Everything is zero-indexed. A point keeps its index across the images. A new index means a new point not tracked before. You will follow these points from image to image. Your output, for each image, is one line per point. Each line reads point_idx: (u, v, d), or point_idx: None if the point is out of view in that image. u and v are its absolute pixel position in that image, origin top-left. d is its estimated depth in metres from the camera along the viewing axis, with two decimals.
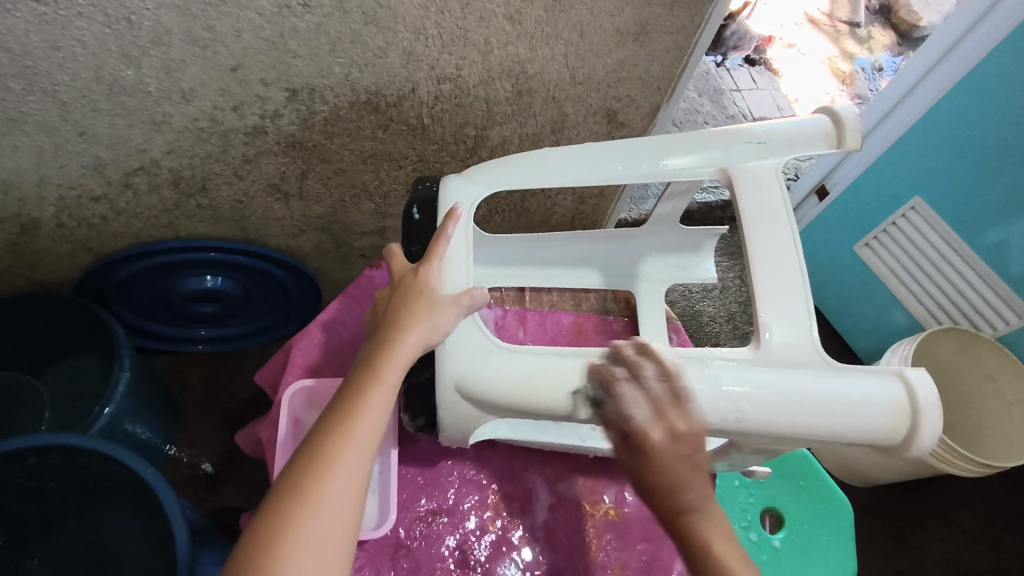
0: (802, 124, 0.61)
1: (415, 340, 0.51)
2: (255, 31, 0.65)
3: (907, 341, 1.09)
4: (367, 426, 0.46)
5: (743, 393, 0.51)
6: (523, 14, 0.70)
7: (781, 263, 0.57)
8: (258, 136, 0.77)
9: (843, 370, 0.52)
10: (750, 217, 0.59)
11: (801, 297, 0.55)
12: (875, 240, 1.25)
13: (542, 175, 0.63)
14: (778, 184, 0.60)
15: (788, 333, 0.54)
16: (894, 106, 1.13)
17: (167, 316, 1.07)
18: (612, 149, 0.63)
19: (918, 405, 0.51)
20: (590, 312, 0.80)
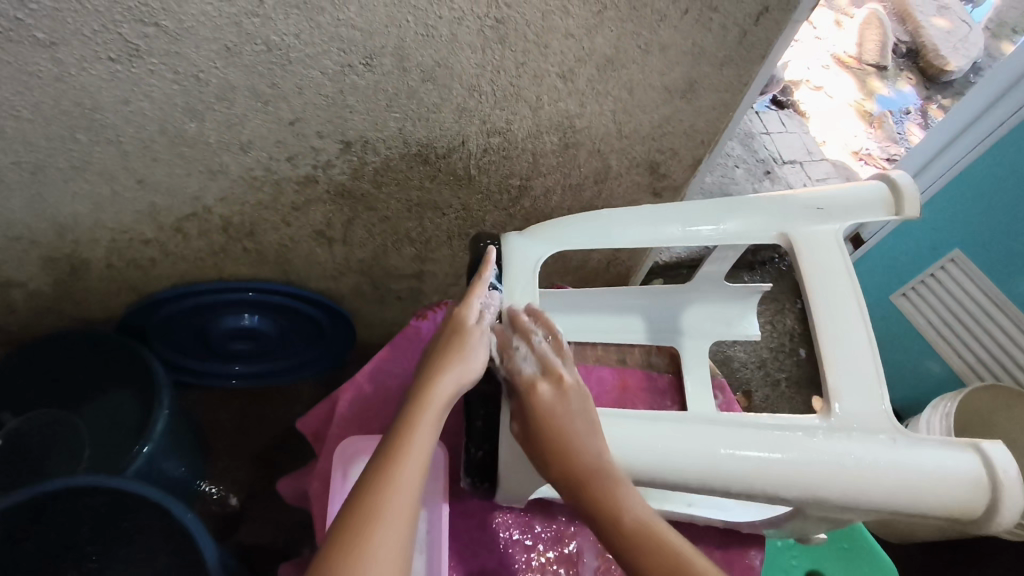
0: (858, 190, 0.61)
1: (448, 383, 0.54)
2: (316, 88, 0.66)
3: (949, 398, 1.06)
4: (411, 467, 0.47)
5: (818, 462, 0.50)
6: (575, 72, 0.71)
7: (847, 335, 0.56)
8: (309, 185, 0.79)
9: (919, 441, 0.51)
10: (813, 288, 0.59)
11: (871, 370, 0.55)
12: (912, 290, 1.24)
13: (605, 235, 0.63)
14: (838, 249, 0.60)
15: (859, 403, 0.53)
16: (932, 158, 1.14)
17: (205, 354, 1.08)
18: (670, 209, 0.63)
19: (998, 479, 0.50)
20: (635, 368, 0.79)
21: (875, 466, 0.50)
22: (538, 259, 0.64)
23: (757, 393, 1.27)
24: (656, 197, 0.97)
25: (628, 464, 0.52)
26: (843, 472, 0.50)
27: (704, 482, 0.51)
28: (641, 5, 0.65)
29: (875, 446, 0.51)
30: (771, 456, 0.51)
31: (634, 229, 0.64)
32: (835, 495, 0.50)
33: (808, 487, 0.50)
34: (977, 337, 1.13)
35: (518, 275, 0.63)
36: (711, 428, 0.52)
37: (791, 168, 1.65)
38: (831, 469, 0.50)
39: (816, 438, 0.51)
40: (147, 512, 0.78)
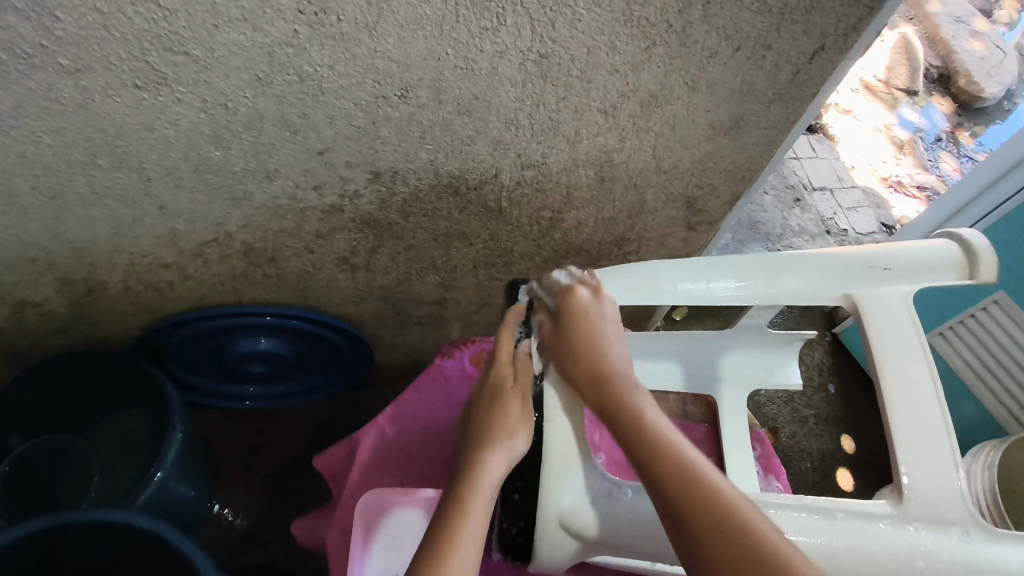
0: (930, 250, 0.57)
1: (493, 464, 0.51)
2: (348, 118, 0.63)
3: (992, 447, 1.01)
4: (456, 565, 0.42)
5: (883, 553, 0.47)
6: (617, 108, 0.68)
7: (921, 407, 0.51)
8: (334, 214, 0.76)
9: (997, 534, 0.47)
10: (881, 353, 0.53)
11: (947, 446, 0.49)
12: (950, 330, 1.19)
13: (653, 291, 0.60)
14: (908, 312, 0.55)
15: (935, 483, 0.48)
16: (997, 180, 1.09)
17: (220, 376, 1.05)
18: (724, 264, 0.60)
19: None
20: (671, 417, 0.75)
21: (945, 557, 0.46)
22: None
23: (783, 431, 1.23)
24: (690, 231, 0.93)
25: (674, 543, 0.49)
26: (911, 561, 0.46)
27: None
28: (692, 41, 0.61)
29: (948, 536, 0.47)
30: (829, 542, 0.47)
31: (685, 285, 0.61)
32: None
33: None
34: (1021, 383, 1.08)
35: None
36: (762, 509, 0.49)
37: (821, 194, 1.61)
38: (897, 561, 0.46)
39: (879, 523, 0.48)
40: (155, 548, 0.75)
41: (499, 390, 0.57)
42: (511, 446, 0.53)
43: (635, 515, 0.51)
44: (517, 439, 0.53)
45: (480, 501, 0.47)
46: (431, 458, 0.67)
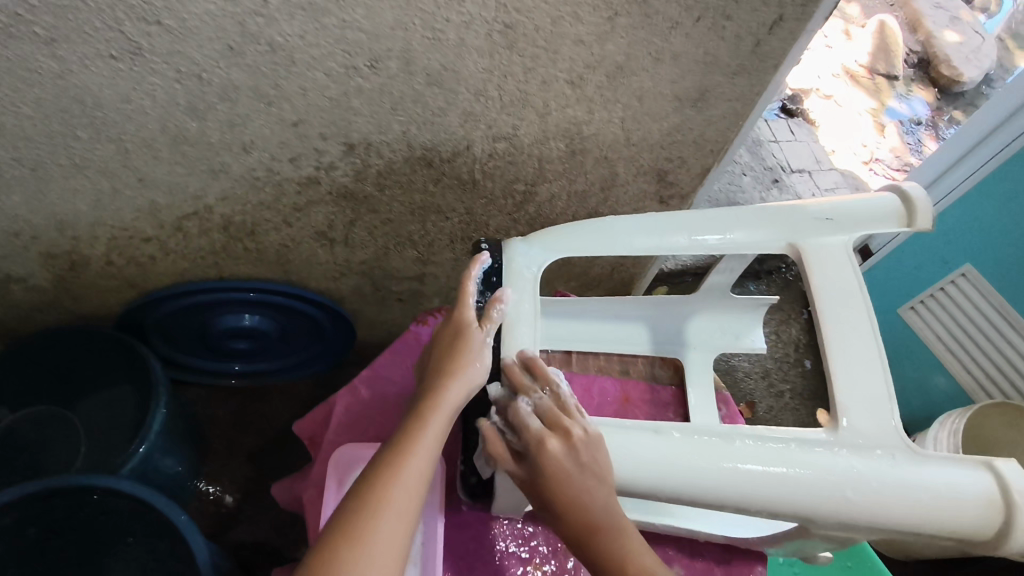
0: (869, 202, 0.60)
1: (456, 392, 0.53)
2: (320, 89, 0.65)
3: (957, 414, 1.04)
4: (412, 471, 0.47)
5: (824, 478, 0.49)
6: (584, 79, 0.70)
7: (858, 346, 0.54)
8: (311, 186, 0.78)
9: (926, 458, 0.50)
10: (823, 296, 0.57)
11: (881, 382, 0.53)
12: (921, 304, 1.22)
13: (613, 243, 0.62)
14: (851, 261, 0.58)
15: (870, 416, 0.52)
16: (942, 171, 1.12)
17: (201, 351, 1.06)
18: (681, 218, 0.62)
19: (1013, 499, 0.48)
20: (638, 380, 0.77)
21: (877, 483, 0.49)
22: (538, 266, 0.62)
23: (761, 405, 1.26)
24: (662, 205, 0.96)
25: (630, 478, 0.51)
26: (847, 485, 0.49)
27: (714, 499, 0.50)
28: (653, 12, 0.63)
29: (883, 464, 0.49)
30: (771, 468, 0.49)
31: (642, 238, 0.62)
32: (843, 510, 0.49)
33: (810, 503, 0.49)
34: (990, 353, 1.11)
35: (518, 280, 0.62)
36: (705, 440, 0.51)
37: (799, 176, 1.64)
38: (837, 485, 0.49)
39: (820, 452, 0.50)
40: (139, 514, 0.77)
41: (463, 334, 0.56)
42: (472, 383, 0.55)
43: None
44: (480, 377, 0.55)
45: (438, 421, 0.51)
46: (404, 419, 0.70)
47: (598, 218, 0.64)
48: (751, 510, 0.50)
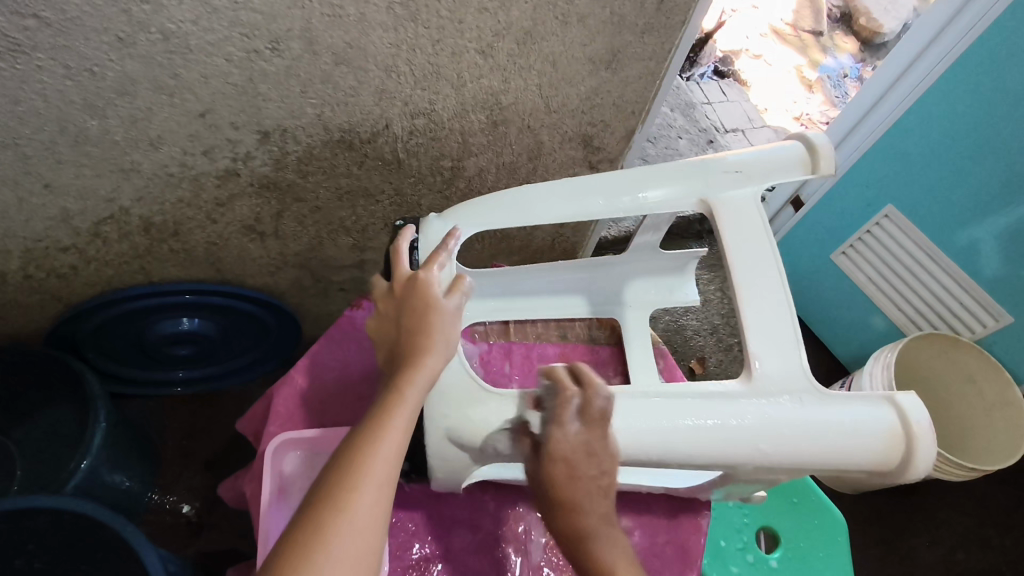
0: (774, 151, 0.59)
1: (433, 363, 0.49)
2: (223, 76, 0.63)
3: (889, 348, 1.09)
4: (391, 443, 0.44)
5: (737, 428, 0.50)
6: (494, 47, 0.70)
7: (768, 295, 0.55)
8: (230, 179, 0.76)
9: (834, 398, 0.51)
10: (734, 247, 0.57)
11: (789, 326, 0.54)
12: (851, 248, 1.27)
13: (526, 213, 0.61)
14: (760, 213, 0.58)
15: (780, 363, 0.53)
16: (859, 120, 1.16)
17: (140, 361, 1.04)
18: (592, 183, 0.61)
19: (912, 430, 0.51)
20: (577, 342, 0.79)
21: (791, 428, 0.50)
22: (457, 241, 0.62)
23: (711, 360, 1.30)
24: (593, 170, 0.97)
25: None
26: (758, 436, 0.50)
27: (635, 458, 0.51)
28: None
29: (794, 410, 0.51)
30: (689, 423, 0.51)
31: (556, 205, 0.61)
32: (756, 459, 0.51)
33: (726, 450, 0.50)
34: (915, 290, 1.18)
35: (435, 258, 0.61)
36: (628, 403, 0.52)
37: (733, 136, 1.68)
38: (751, 430, 0.50)
39: (732, 404, 0.51)
40: (84, 528, 0.75)
41: (434, 302, 0.52)
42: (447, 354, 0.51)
43: (514, 425, 0.53)
44: (454, 347, 0.51)
45: (417, 392, 0.47)
46: (345, 405, 0.70)
47: (510, 189, 0.63)
48: (671, 463, 0.52)
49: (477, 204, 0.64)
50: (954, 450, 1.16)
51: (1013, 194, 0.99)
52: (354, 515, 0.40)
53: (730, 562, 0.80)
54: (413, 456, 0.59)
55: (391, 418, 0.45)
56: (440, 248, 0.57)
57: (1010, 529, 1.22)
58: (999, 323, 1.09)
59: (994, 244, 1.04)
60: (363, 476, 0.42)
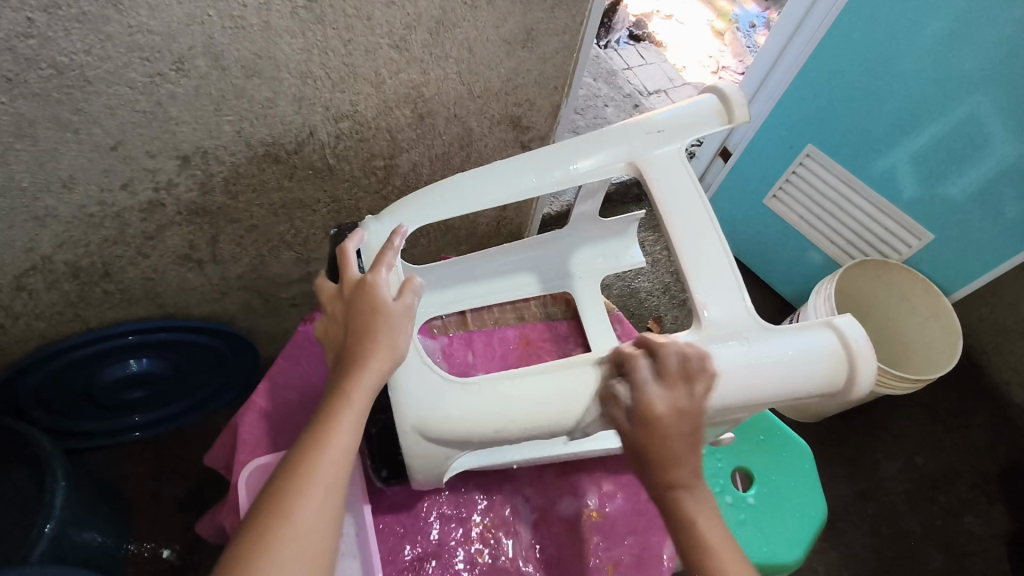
0: (691, 106, 0.61)
1: (378, 365, 0.50)
2: (129, 104, 0.61)
3: (828, 281, 1.14)
4: (337, 449, 0.46)
5: None
6: (408, 40, 0.70)
7: (703, 245, 0.57)
8: (155, 210, 0.73)
9: (778, 331, 0.54)
10: (665, 203, 0.58)
11: (729, 272, 0.56)
12: (781, 190, 1.33)
13: (463, 202, 0.61)
14: (685, 169, 0.60)
15: (725, 307, 0.55)
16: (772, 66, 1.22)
17: (91, 411, 1.00)
18: (520, 163, 0.62)
19: (852, 349, 0.54)
20: (535, 322, 0.80)
21: (742, 366, 0.52)
22: None
23: (667, 317, 1.34)
24: (526, 149, 0.98)
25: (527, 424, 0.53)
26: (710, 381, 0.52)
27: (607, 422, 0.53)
28: None
29: (743, 349, 0.53)
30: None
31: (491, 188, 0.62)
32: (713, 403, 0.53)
33: None
34: (844, 221, 1.25)
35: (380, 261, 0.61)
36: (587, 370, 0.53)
37: (657, 97, 1.72)
38: None
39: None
40: None
41: (382, 304, 0.52)
42: (398, 352, 0.51)
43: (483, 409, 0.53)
44: (405, 347, 0.52)
45: (362, 395, 0.48)
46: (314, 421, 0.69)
47: (443, 181, 0.63)
48: None
49: (415, 199, 0.63)
50: (903, 365, 1.23)
51: (916, 119, 1.05)
52: (298, 521, 0.42)
53: None
54: (389, 462, 0.60)
55: (337, 424, 0.47)
56: (385, 246, 0.56)
57: (958, 429, 1.31)
58: (923, 241, 1.16)
59: (910, 168, 1.10)
60: (307, 483, 0.44)
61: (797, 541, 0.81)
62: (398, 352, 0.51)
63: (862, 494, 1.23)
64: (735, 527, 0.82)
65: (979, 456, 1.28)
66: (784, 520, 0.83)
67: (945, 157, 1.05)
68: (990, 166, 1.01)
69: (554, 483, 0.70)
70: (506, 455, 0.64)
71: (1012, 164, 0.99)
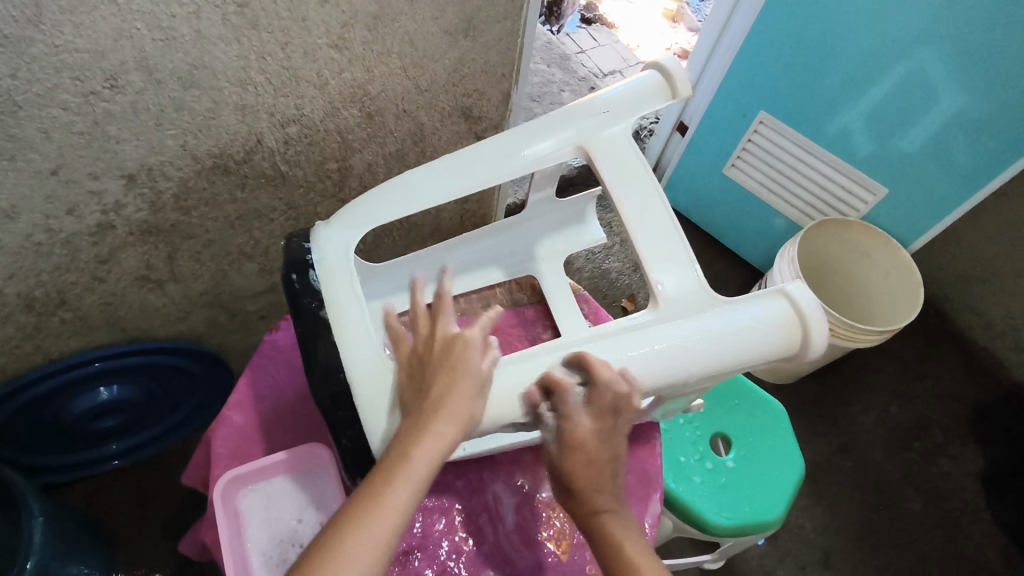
0: (633, 85, 0.61)
1: (445, 434, 0.47)
2: (65, 126, 0.59)
3: (790, 244, 1.16)
4: (388, 520, 0.42)
5: (654, 353, 0.53)
6: (347, 38, 0.69)
7: (655, 223, 0.57)
8: (106, 233, 0.72)
9: (734, 303, 0.55)
10: (615, 184, 0.59)
11: (680, 247, 0.57)
12: (739, 159, 1.35)
13: (414, 200, 0.61)
14: (631, 148, 0.60)
15: (681, 282, 0.56)
16: (722, 29, 1.23)
17: (65, 443, 0.98)
18: (469, 157, 0.62)
19: (805, 313, 0.55)
20: (502, 310, 0.80)
21: (701, 339, 0.53)
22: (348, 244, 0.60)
23: (641, 294, 1.36)
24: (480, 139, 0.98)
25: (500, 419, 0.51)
26: (673, 355, 0.53)
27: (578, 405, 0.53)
28: None
29: (700, 322, 0.54)
30: (623, 360, 0.53)
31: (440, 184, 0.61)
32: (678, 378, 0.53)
33: (650, 375, 0.53)
34: (802, 184, 1.27)
35: (336, 273, 0.59)
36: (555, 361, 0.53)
37: (612, 78, 1.73)
38: (666, 350, 0.53)
39: (650, 334, 0.54)
40: None
41: (466, 365, 0.49)
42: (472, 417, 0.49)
43: None
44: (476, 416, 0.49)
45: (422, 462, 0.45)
46: (289, 431, 0.69)
47: (392, 182, 0.63)
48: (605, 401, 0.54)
49: (362, 202, 0.63)
50: (870, 319, 1.26)
51: (867, 76, 1.06)
52: None
53: (692, 474, 0.85)
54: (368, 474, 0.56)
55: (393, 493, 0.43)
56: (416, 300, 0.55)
57: (929, 377, 1.35)
58: (879, 196, 1.18)
59: (863, 124, 1.12)
60: (350, 550, 0.40)
61: (777, 500, 0.83)
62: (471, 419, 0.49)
63: (843, 448, 1.26)
64: (716, 492, 0.84)
65: (951, 400, 1.32)
66: (764, 479, 0.85)
67: (896, 112, 1.07)
68: (940, 116, 1.03)
69: (533, 466, 0.71)
70: (486, 443, 0.64)
71: (962, 112, 1.01)
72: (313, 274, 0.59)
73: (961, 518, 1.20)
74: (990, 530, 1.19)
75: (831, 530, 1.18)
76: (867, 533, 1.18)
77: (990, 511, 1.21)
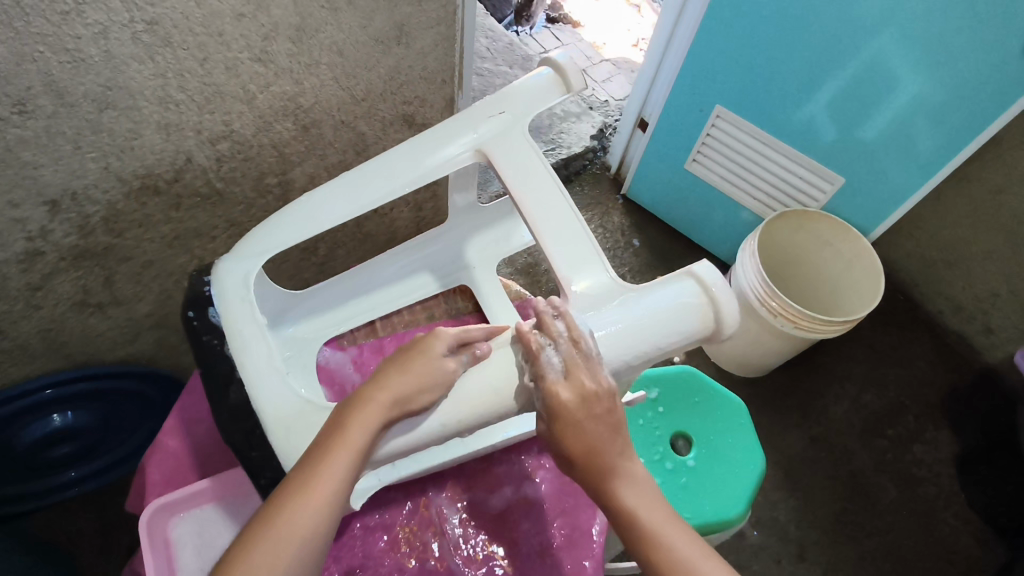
0: (525, 82, 0.61)
1: (377, 414, 0.49)
2: None
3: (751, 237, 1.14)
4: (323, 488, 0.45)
5: None
6: (270, 51, 0.68)
7: (561, 221, 0.56)
8: (35, 260, 0.70)
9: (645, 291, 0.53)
10: (516, 185, 0.57)
11: (587, 243, 0.56)
12: (700, 154, 1.34)
13: (313, 221, 0.60)
14: (530, 144, 0.59)
15: (590, 278, 0.55)
16: (676, 22, 1.22)
17: (17, 474, 0.95)
18: (374, 169, 0.61)
19: (713, 292, 0.53)
20: (444, 318, 0.78)
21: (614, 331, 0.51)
22: (247, 272, 0.60)
23: None
24: None
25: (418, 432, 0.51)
26: None
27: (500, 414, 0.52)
28: None
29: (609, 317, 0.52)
30: None
31: (345, 198, 0.60)
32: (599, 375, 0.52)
33: None
34: (762, 175, 1.27)
35: (237, 305, 0.58)
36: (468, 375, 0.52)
37: None
38: None
39: None
40: None
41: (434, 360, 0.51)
42: (409, 404, 0.50)
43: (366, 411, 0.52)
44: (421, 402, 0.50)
45: (347, 452, 0.47)
46: (227, 456, 0.68)
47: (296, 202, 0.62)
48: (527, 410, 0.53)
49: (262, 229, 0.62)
50: (835, 309, 1.26)
51: (825, 66, 1.05)
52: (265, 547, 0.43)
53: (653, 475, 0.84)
54: None
55: (327, 467, 0.46)
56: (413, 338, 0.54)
57: (899, 363, 1.34)
58: (835, 184, 1.18)
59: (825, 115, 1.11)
60: (286, 514, 0.44)
61: (740, 493, 0.82)
62: (415, 402, 0.50)
63: (815, 439, 1.25)
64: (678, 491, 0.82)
65: (921, 385, 1.32)
66: (727, 476, 0.84)
67: (857, 102, 1.07)
68: (900, 104, 1.03)
69: (479, 477, 0.70)
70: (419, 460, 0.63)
71: (920, 98, 1.00)
72: (212, 311, 0.58)
73: (934, 504, 1.20)
74: (964, 513, 1.19)
75: (806, 522, 1.17)
76: (842, 523, 1.17)
77: (962, 494, 1.21)
